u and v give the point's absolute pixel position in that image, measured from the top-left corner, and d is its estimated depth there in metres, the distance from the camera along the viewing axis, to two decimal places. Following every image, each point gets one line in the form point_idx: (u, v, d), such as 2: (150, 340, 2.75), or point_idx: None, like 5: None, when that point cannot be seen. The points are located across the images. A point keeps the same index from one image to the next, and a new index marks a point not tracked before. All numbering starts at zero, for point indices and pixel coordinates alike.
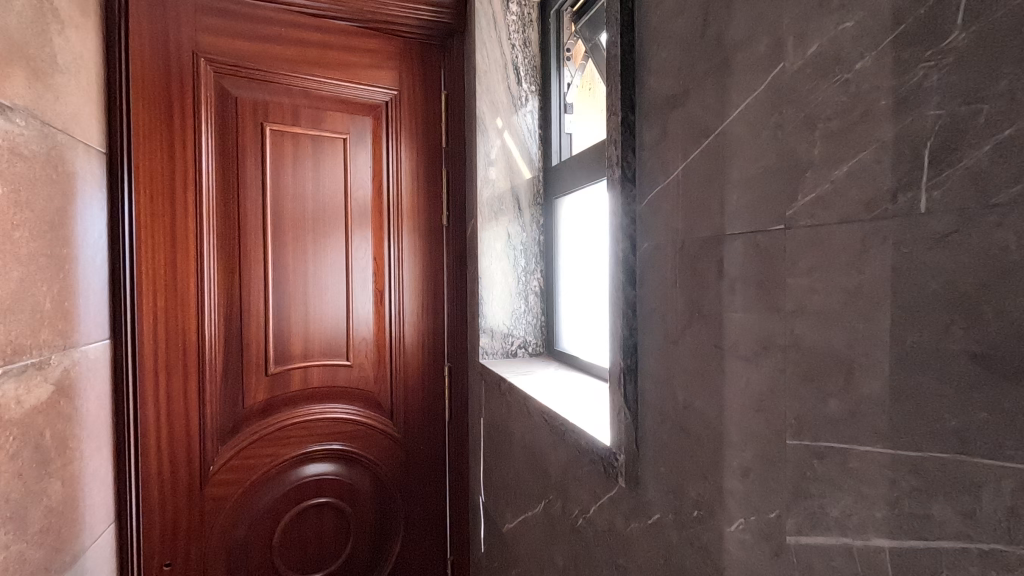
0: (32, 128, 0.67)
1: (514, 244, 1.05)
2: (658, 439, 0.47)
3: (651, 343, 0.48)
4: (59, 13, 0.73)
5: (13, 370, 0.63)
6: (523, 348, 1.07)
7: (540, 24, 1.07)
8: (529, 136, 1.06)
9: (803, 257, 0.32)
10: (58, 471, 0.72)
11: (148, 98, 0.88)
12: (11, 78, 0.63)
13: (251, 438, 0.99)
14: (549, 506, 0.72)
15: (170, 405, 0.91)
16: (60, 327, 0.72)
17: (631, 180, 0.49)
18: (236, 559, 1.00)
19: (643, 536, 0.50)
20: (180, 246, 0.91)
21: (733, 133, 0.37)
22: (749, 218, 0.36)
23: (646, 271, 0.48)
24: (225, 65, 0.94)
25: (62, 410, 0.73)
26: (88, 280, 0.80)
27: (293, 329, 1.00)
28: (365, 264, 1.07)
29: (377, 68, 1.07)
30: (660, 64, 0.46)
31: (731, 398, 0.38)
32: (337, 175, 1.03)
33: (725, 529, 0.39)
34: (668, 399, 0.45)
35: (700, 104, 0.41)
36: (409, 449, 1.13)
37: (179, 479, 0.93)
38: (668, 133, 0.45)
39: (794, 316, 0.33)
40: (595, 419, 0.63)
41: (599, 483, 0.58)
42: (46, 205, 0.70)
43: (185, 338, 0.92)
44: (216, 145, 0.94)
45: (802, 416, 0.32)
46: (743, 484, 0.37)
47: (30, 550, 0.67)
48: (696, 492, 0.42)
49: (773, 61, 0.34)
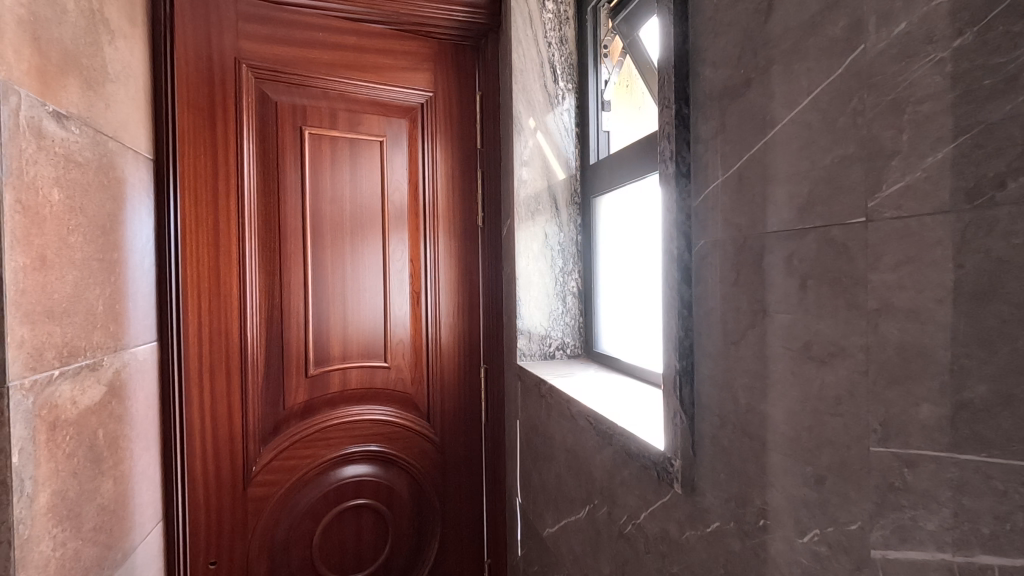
0: (85, 135, 0.69)
1: (551, 244, 1.04)
2: (718, 443, 0.45)
3: (709, 344, 0.46)
4: (109, 22, 0.75)
5: (69, 371, 0.65)
6: (561, 349, 1.05)
7: (576, 22, 1.06)
8: (565, 135, 1.05)
9: (888, 251, 0.30)
10: (110, 470, 0.74)
11: (193, 104, 0.90)
12: (66, 87, 0.65)
13: (292, 439, 1.00)
14: (594, 511, 0.71)
15: (215, 405, 0.93)
16: (111, 329, 0.74)
17: (685, 175, 0.48)
18: (277, 558, 1.00)
19: (699, 545, 0.48)
20: (222, 248, 0.92)
21: (804, 122, 0.35)
22: (822, 211, 0.34)
23: (704, 268, 0.46)
24: (266, 71, 0.95)
25: (114, 410, 0.75)
26: (137, 284, 0.82)
27: (332, 330, 1.01)
28: (402, 265, 1.07)
29: (412, 70, 1.07)
30: (718, 53, 0.44)
31: (802, 402, 0.36)
32: (374, 177, 1.04)
33: (796, 541, 0.37)
34: (729, 402, 0.43)
35: (765, 92, 0.39)
36: (446, 451, 1.13)
37: (223, 479, 0.94)
38: (727, 124, 0.43)
39: (878, 313, 0.31)
40: (644, 423, 0.61)
41: (650, 488, 0.56)
42: (98, 210, 0.72)
43: (228, 339, 0.93)
44: (257, 150, 0.95)
45: (888, 422, 0.30)
46: (817, 493, 0.35)
47: (85, 547, 0.68)
48: (760, 502, 0.40)
49: (852, 43, 0.32)
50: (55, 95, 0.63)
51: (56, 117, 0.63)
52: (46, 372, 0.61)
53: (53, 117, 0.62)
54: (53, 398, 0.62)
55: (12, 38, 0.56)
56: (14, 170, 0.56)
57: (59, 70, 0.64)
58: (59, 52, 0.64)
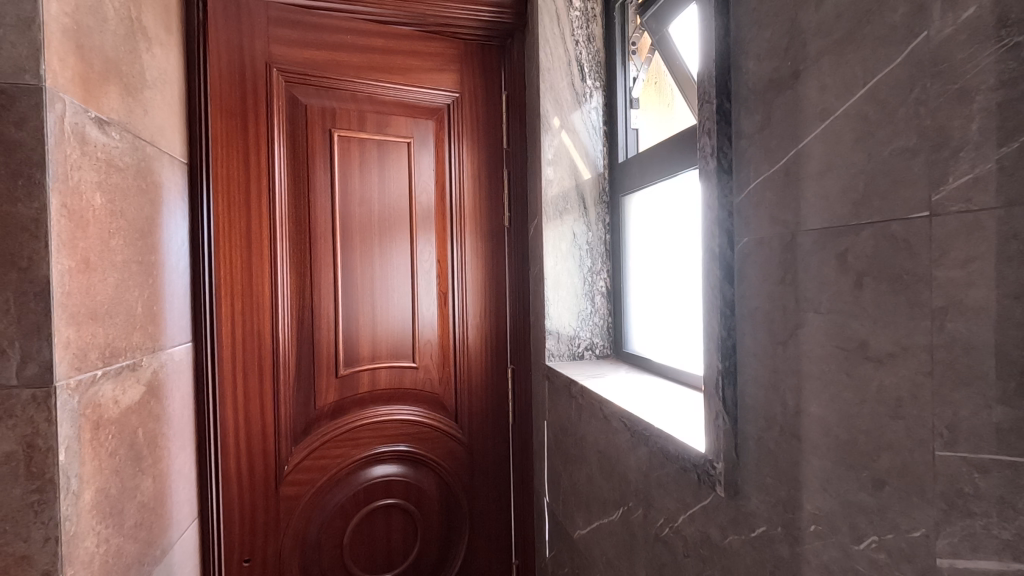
0: (125, 141, 0.70)
1: (580, 244, 1.03)
2: (763, 445, 0.44)
3: (754, 344, 0.45)
4: (147, 30, 0.77)
5: (111, 371, 0.66)
6: (590, 349, 1.04)
7: (603, 19, 1.05)
8: (593, 133, 1.04)
9: (956, 247, 0.29)
10: (149, 469, 0.75)
11: (226, 109, 0.92)
12: (107, 93, 0.67)
13: (323, 438, 1.01)
14: (628, 514, 0.69)
15: (248, 405, 0.94)
16: (149, 330, 0.76)
17: (727, 171, 0.46)
18: (309, 557, 1.01)
19: (744, 550, 0.46)
20: (254, 250, 0.93)
21: (858, 113, 0.34)
22: (880, 206, 0.33)
23: (747, 266, 0.45)
24: (296, 74, 0.96)
25: (152, 409, 0.76)
26: (173, 286, 0.84)
27: (362, 330, 1.02)
28: (429, 266, 1.07)
29: (439, 71, 1.07)
30: (763, 45, 0.43)
31: (857, 404, 0.35)
32: (402, 177, 1.04)
33: (852, 548, 0.36)
34: (775, 404, 0.42)
35: (815, 83, 0.38)
36: (474, 451, 1.13)
37: (256, 478, 0.95)
38: (772, 118, 0.42)
39: (945, 312, 0.30)
40: (681, 424, 0.60)
41: (688, 491, 0.55)
42: (137, 213, 0.73)
43: (260, 340, 0.94)
44: (288, 152, 0.96)
45: (956, 425, 0.29)
46: (876, 498, 0.34)
47: (127, 544, 0.70)
48: (811, 506, 0.39)
49: (913, 30, 0.31)
50: (97, 102, 0.65)
51: (98, 123, 0.64)
52: (90, 372, 0.62)
53: (95, 123, 0.64)
54: (96, 398, 0.63)
55: (58, 47, 0.57)
56: (59, 175, 0.57)
57: (100, 77, 0.65)
58: (101, 60, 0.66)
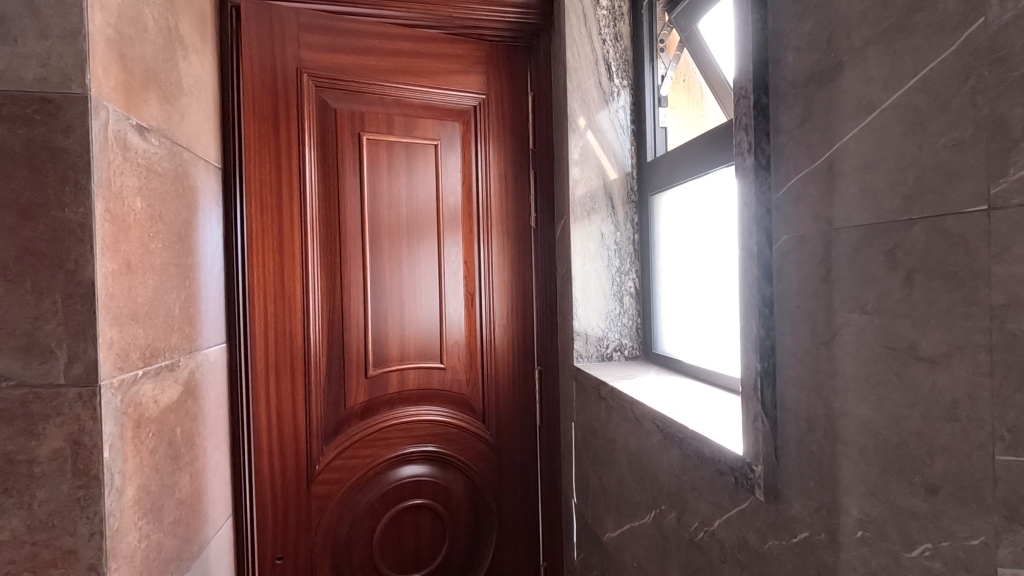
0: (164, 146, 0.72)
1: (608, 244, 1.02)
2: (805, 448, 0.43)
3: (794, 343, 0.43)
4: (184, 39, 0.79)
5: (151, 371, 0.68)
6: (619, 351, 1.03)
7: (631, 17, 1.04)
8: (622, 132, 1.03)
9: (1018, 242, 0.28)
10: (187, 466, 0.77)
11: (259, 113, 0.93)
12: (147, 101, 0.69)
13: (353, 439, 1.02)
14: (661, 517, 0.68)
15: (280, 405, 0.95)
16: (186, 331, 0.78)
17: (765, 168, 0.45)
18: (340, 555, 1.02)
19: (784, 557, 0.45)
20: (286, 253, 0.95)
21: (908, 105, 0.33)
22: (933, 201, 0.32)
23: (786, 265, 0.44)
24: (326, 79, 0.98)
25: (188, 409, 0.78)
26: (208, 288, 0.86)
27: (391, 332, 1.03)
28: (457, 268, 1.08)
29: (465, 73, 1.08)
30: (803, 37, 0.42)
31: (908, 407, 0.34)
32: (429, 179, 1.05)
33: (903, 555, 0.35)
34: (818, 406, 0.41)
35: (860, 75, 0.37)
36: (501, 452, 1.12)
37: (288, 477, 0.97)
38: (813, 113, 0.41)
39: (1005, 309, 0.28)
40: (717, 426, 0.59)
41: (725, 494, 0.54)
42: (175, 216, 0.75)
43: (292, 341, 0.95)
44: (319, 156, 0.97)
45: (1020, 428, 0.28)
46: (930, 504, 0.33)
47: (167, 540, 0.71)
48: (857, 512, 0.38)
49: (968, 17, 0.30)
50: (139, 110, 0.67)
51: (139, 130, 0.66)
52: (131, 372, 0.64)
53: (136, 130, 0.66)
54: (137, 397, 0.65)
55: (102, 57, 0.59)
56: (103, 181, 0.59)
57: (141, 85, 0.67)
58: (142, 68, 0.68)
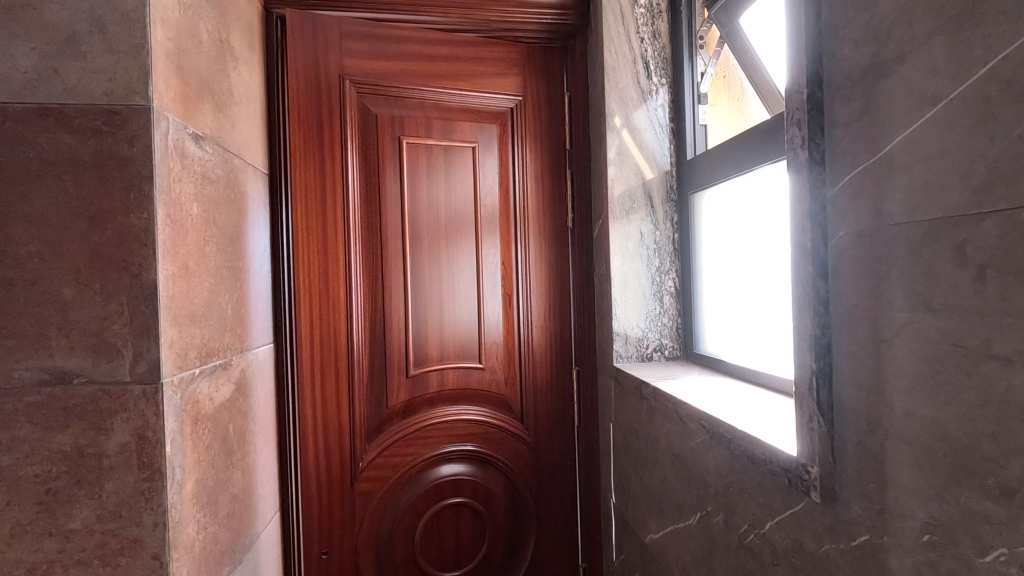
0: (217, 154, 0.75)
1: (647, 243, 1.01)
2: (864, 449, 0.42)
3: (851, 341, 0.43)
4: (234, 50, 0.82)
5: (207, 370, 0.71)
6: (659, 351, 1.02)
7: (669, 14, 1.03)
8: (660, 130, 1.02)
9: None
10: (239, 462, 0.80)
11: (304, 120, 0.96)
12: (202, 111, 0.72)
13: (394, 437, 1.03)
14: (707, 519, 0.67)
15: (325, 404, 0.97)
16: (237, 331, 0.80)
17: (820, 163, 0.45)
18: (382, 552, 1.04)
19: (842, 560, 0.44)
20: (330, 255, 0.97)
21: (978, 95, 0.32)
22: (1007, 194, 0.31)
23: (842, 262, 0.43)
24: (367, 85, 1.00)
25: (240, 406, 0.81)
26: (257, 290, 0.89)
27: (430, 333, 1.04)
28: (494, 269, 1.08)
29: (502, 75, 1.08)
30: (860, 29, 0.41)
31: (980, 407, 0.33)
32: (467, 181, 1.06)
33: (974, 560, 0.33)
34: (879, 406, 0.40)
35: (924, 66, 0.36)
36: (539, 452, 1.13)
37: (333, 474, 0.99)
38: (872, 106, 0.40)
39: None
40: (767, 427, 0.58)
41: (777, 496, 0.53)
42: (227, 221, 0.78)
43: (337, 341, 0.98)
44: (360, 160, 1.00)
45: None
46: (1005, 508, 0.31)
47: (221, 532, 0.74)
48: (923, 515, 0.37)
49: None
50: (195, 120, 0.70)
51: (195, 138, 0.69)
52: (190, 370, 0.67)
53: (193, 138, 0.69)
54: (195, 394, 0.68)
55: (163, 70, 0.62)
56: (164, 188, 0.62)
57: (196, 95, 0.70)
58: (197, 80, 0.71)
